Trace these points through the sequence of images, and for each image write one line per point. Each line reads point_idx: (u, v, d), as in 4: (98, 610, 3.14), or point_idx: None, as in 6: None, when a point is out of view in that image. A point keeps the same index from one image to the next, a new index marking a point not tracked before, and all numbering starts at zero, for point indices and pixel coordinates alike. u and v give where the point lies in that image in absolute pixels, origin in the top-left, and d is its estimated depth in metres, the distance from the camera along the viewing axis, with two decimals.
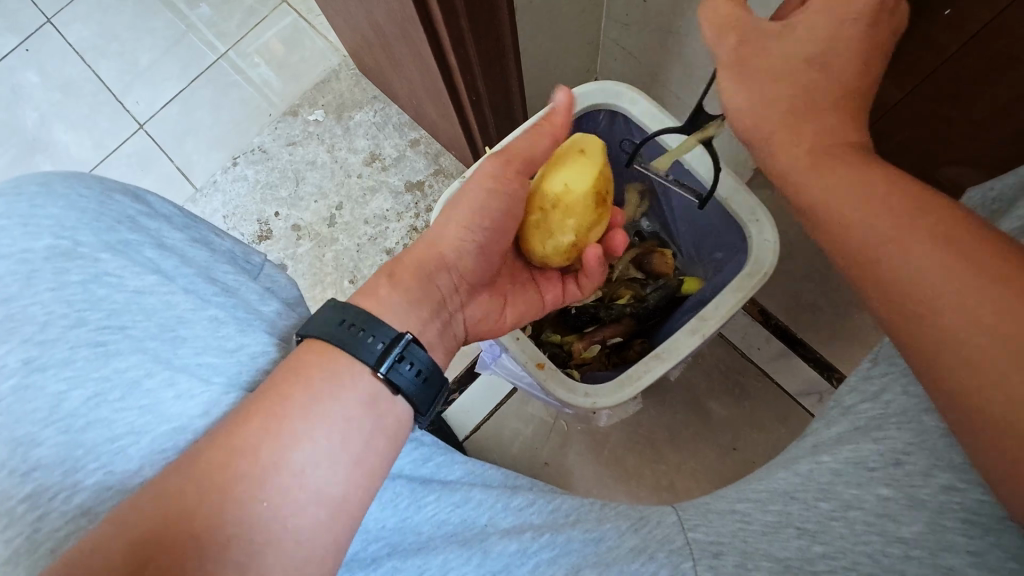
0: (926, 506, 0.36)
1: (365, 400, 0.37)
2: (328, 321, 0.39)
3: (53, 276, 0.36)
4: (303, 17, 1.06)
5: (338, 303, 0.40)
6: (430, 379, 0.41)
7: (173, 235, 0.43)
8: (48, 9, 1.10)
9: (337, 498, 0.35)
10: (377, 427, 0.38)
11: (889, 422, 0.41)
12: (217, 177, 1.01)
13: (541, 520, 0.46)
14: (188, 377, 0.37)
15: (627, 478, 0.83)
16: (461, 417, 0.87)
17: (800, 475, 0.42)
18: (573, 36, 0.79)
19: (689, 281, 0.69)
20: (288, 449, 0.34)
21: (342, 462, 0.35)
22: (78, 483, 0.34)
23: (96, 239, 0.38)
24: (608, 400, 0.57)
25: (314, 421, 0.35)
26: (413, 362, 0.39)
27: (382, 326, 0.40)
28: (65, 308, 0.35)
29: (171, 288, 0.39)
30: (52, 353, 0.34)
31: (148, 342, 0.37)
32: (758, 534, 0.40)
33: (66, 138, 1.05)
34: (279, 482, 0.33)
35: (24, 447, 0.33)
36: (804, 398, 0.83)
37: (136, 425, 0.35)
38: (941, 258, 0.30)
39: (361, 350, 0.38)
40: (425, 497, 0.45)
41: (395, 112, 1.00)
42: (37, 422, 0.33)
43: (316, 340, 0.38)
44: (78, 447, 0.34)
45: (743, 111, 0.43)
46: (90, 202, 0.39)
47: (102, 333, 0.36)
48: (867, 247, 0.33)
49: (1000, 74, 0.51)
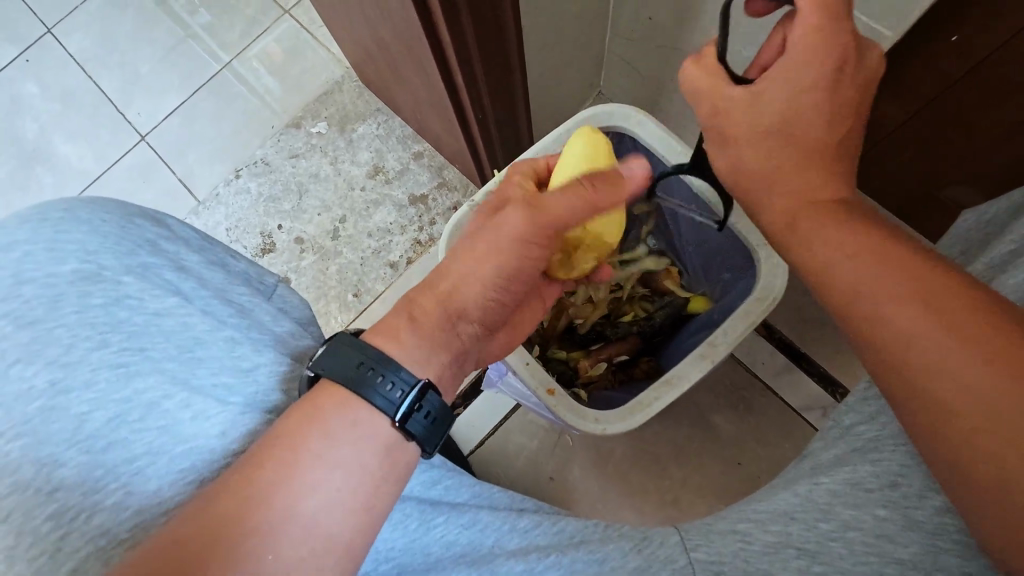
0: (921, 527, 0.37)
1: (378, 445, 0.37)
2: (347, 363, 0.38)
3: (76, 300, 0.36)
4: (305, 27, 1.06)
5: (356, 341, 0.39)
6: (440, 423, 0.40)
7: (190, 257, 0.43)
8: (49, 18, 1.09)
9: (345, 543, 0.35)
10: (389, 472, 0.38)
11: (887, 444, 0.42)
12: (219, 190, 1.01)
13: (547, 541, 0.46)
14: (204, 399, 0.37)
15: (630, 491, 0.84)
16: (466, 431, 0.88)
17: (800, 497, 0.43)
18: (578, 52, 0.80)
19: (695, 301, 0.69)
20: (299, 499, 0.34)
21: (349, 508, 0.35)
22: (98, 503, 0.33)
23: (117, 262, 0.38)
24: (619, 426, 0.58)
25: (327, 468, 0.35)
26: (427, 409, 0.39)
27: (400, 371, 0.39)
28: (87, 331, 0.36)
29: (190, 310, 0.39)
30: (76, 375, 0.35)
31: (166, 364, 0.37)
32: (759, 554, 0.41)
33: (68, 150, 1.04)
34: (291, 530, 0.33)
35: (48, 468, 0.33)
36: (806, 413, 0.84)
37: (155, 445, 0.35)
38: (892, 285, 0.33)
39: (377, 397, 0.38)
40: (434, 519, 0.45)
41: (399, 124, 1.00)
42: (61, 443, 0.33)
43: (334, 382, 0.38)
44: (99, 467, 0.33)
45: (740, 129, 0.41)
46: (112, 227, 0.40)
47: (123, 355, 0.36)
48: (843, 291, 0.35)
49: (1004, 100, 0.52)
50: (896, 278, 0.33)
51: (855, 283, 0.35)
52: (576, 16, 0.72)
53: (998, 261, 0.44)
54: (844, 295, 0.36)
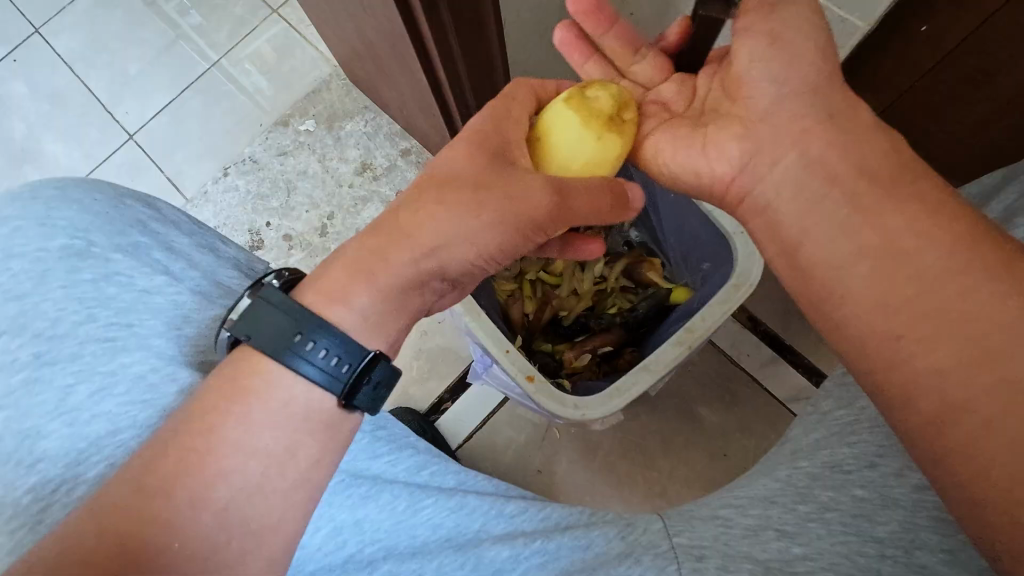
0: (899, 504, 0.38)
1: (309, 427, 0.36)
2: (271, 327, 0.36)
3: (65, 274, 0.37)
4: (293, 27, 1.06)
5: (280, 302, 0.36)
6: (384, 389, 0.39)
7: (181, 239, 0.43)
8: (37, 19, 1.10)
9: (268, 522, 0.34)
10: (316, 448, 0.36)
11: (861, 427, 0.43)
12: (208, 188, 1.01)
13: (533, 527, 0.47)
14: (190, 373, 0.37)
15: (620, 484, 0.85)
16: (454, 426, 0.88)
17: (780, 481, 0.44)
18: (562, 49, 0.81)
19: (677, 291, 0.71)
20: (212, 479, 0.33)
21: (274, 495, 0.34)
22: (78, 476, 0.33)
23: (108, 240, 0.39)
24: (598, 410, 0.58)
25: (242, 447, 0.34)
26: (366, 375, 0.38)
27: (333, 337, 0.37)
28: (74, 304, 0.36)
29: (178, 289, 0.39)
30: (61, 347, 0.35)
31: (153, 340, 0.37)
32: (739, 536, 0.41)
33: (56, 150, 1.04)
34: (208, 518, 0.32)
35: (30, 440, 0.33)
36: (792, 403, 0.85)
37: (138, 419, 0.35)
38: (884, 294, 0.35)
39: (306, 365, 0.36)
40: (422, 500, 0.45)
41: (387, 122, 1.01)
42: (45, 414, 0.34)
43: (258, 349, 0.35)
44: (82, 440, 0.34)
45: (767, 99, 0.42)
46: (103, 206, 0.40)
47: (110, 329, 0.36)
48: (929, 281, 0.34)
49: (975, 90, 0.53)
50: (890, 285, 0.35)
51: (933, 274, 0.33)
52: (558, 12, 0.72)
53: None
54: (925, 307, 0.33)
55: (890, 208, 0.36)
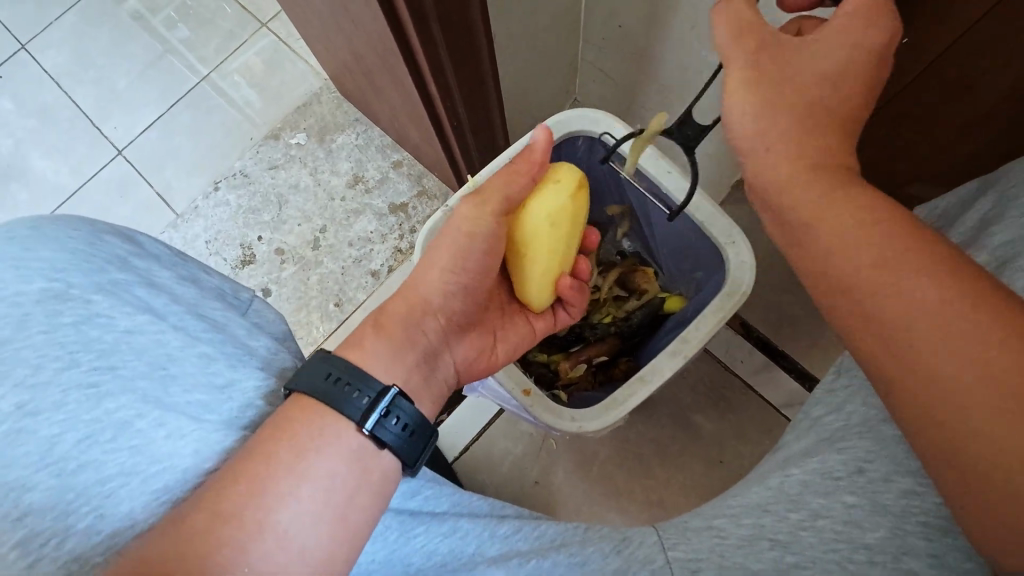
0: (888, 511, 0.38)
1: (349, 455, 0.37)
2: (318, 376, 0.38)
3: (45, 319, 0.35)
4: (283, 41, 1.07)
5: (327, 355, 0.39)
6: (417, 434, 0.40)
7: (162, 274, 0.42)
8: (23, 36, 1.09)
9: (325, 546, 0.34)
10: (364, 480, 0.37)
11: (851, 434, 0.43)
12: (198, 203, 1.00)
13: (528, 547, 0.46)
14: (178, 416, 0.35)
15: (616, 494, 0.85)
16: (449, 438, 0.88)
17: (772, 489, 0.43)
18: (552, 60, 0.82)
19: (671, 300, 0.72)
20: (277, 507, 0.33)
21: (327, 521, 0.35)
22: (69, 526, 0.32)
23: (87, 280, 0.37)
24: (594, 423, 0.58)
25: (302, 480, 0.35)
26: (400, 418, 0.39)
27: (369, 380, 0.39)
28: (56, 350, 0.34)
29: (161, 326, 0.37)
30: (44, 396, 0.33)
31: (138, 382, 0.35)
32: (734, 547, 0.40)
33: (43, 166, 1.03)
34: (266, 544, 0.32)
35: (16, 493, 0.31)
36: (784, 408, 0.85)
37: (126, 466, 0.33)
38: (940, 314, 0.30)
39: (347, 407, 0.38)
40: (414, 528, 0.44)
41: (378, 134, 1.01)
42: (30, 466, 0.32)
43: (306, 396, 0.37)
44: (69, 491, 0.32)
45: (743, 123, 0.40)
46: (79, 243, 0.38)
47: (93, 374, 0.34)
48: (878, 315, 0.32)
49: (955, 100, 0.55)
50: (931, 290, 0.30)
51: (954, 296, 0.30)
52: (547, 26, 0.74)
53: (958, 252, 0.45)
54: (964, 330, 0.29)
55: (839, 237, 0.34)
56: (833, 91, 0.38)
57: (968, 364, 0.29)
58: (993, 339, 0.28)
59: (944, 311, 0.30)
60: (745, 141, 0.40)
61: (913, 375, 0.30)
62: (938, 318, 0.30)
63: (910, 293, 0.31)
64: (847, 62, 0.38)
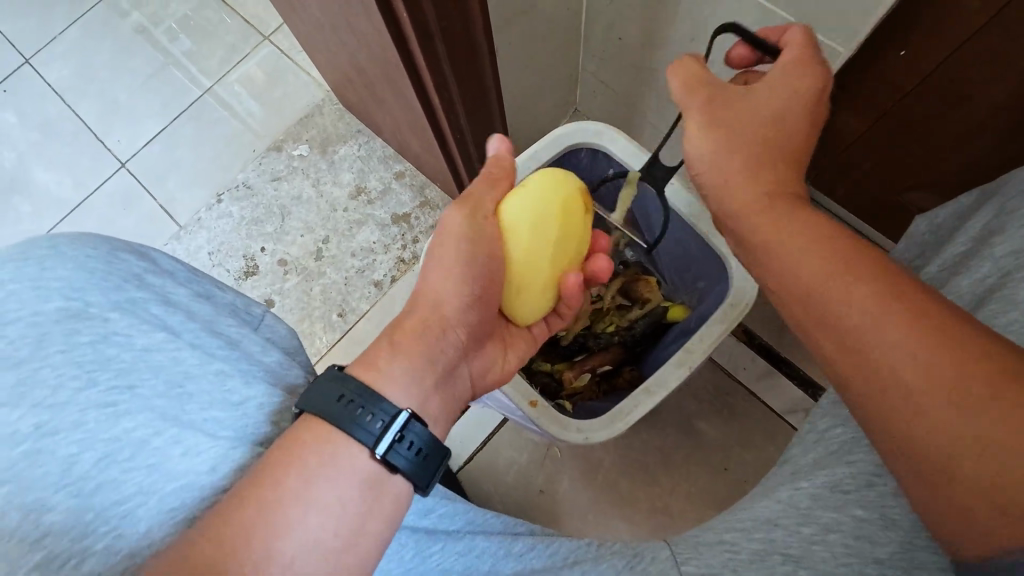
0: (898, 525, 0.38)
1: (361, 479, 0.36)
2: (329, 397, 0.37)
3: (63, 338, 0.35)
4: (284, 53, 1.08)
5: (336, 374, 0.39)
6: (428, 456, 0.40)
7: (178, 290, 0.42)
8: (26, 50, 1.10)
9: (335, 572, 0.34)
10: (376, 505, 0.37)
11: (857, 446, 0.43)
12: (201, 215, 1.01)
13: (541, 565, 0.46)
14: (195, 434, 0.36)
15: (621, 504, 0.85)
16: (453, 448, 0.88)
17: (781, 502, 0.44)
18: (553, 72, 0.83)
19: (674, 309, 0.72)
20: (286, 534, 0.33)
21: (334, 548, 0.34)
22: (87, 548, 0.32)
23: (105, 299, 0.37)
24: (600, 433, 0.59)
25: (312, 504, 0.34)
26: (411, 441, 0.39)
27: (381, 403, 0.39)
28: (74, 369, 0.34)
29: (178, 344, 0.38)
30: (63, 416, 0.33)
31: (156, 401, 0.35)
32: (746, 562, 0.40)
33: (46, 179, 1.04)
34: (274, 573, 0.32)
35: (35, 513, 0.31)
36: (788, 415, 0.86)
37: (144, 484, 0.34)
38: (888, 321, 0.31)
39: (359, 431, 0.37)
40: (430, 547, 0.44)
41: (380, 145, 1.01)
42: (48, 486, 0.32)
43: (317, 416, 0.37)
44: (87, 510, 0.32)
45: (699, 162, 0.44)
46: (98, 261, 0.38)
47: (112, 394, 0.34)
48: (832, 323, 0.33)
49: (953, 110, 0.55)
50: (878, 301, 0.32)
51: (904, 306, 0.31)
52: (547, 39, 0.74)
53: (960, 262, 0.46)
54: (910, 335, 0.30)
55: (796, 252, 0.36)
56: (771, 130, 0.42)
57: (916, 370, 0.30)
58: (938, 348, 0.29)
59: (888, 319, 0.31)
60: (708, 176, 0.44)
61: (867, 380, 0.31)
62: (882, 327, 0.31)
63: (856, 303, 0.32)
64: (785, 106, 0.42)
